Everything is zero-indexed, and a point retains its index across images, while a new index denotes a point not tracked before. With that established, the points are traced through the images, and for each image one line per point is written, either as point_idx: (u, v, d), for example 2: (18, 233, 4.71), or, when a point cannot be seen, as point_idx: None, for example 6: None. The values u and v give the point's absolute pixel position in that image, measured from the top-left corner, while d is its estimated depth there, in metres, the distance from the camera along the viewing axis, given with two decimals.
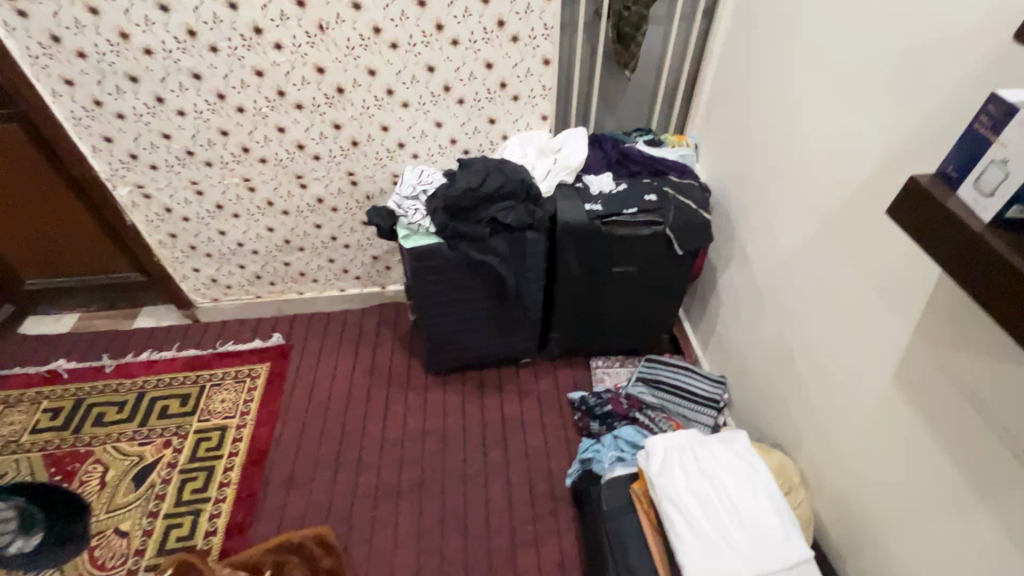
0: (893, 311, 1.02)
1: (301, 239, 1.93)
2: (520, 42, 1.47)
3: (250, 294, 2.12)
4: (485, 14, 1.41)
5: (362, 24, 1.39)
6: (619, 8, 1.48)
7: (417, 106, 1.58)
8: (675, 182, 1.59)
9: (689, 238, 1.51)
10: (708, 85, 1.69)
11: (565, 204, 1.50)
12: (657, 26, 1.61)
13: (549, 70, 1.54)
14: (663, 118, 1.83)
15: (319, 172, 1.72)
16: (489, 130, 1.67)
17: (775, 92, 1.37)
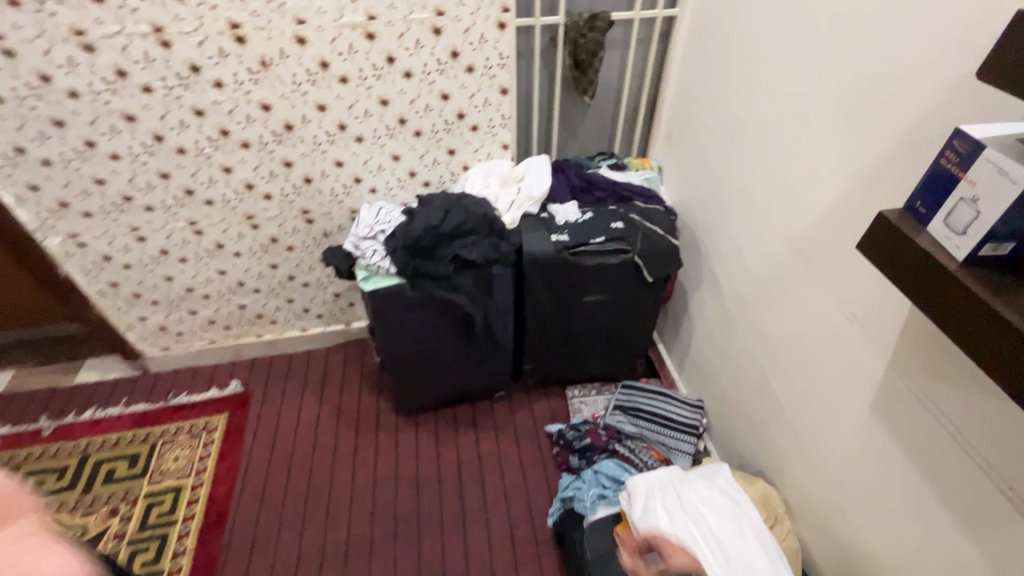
0: (865, 339, 1.00)
1: (256, 280, 1.83)
2: (476, 73, 1.43)
3: (203, 340, 2.00)
4: (437, 46, 1.36)
5: (308, 59, 1.32)
6: (575, 35, 1.45)
7: (372, 140, 1.52)
8: (640, 208, 1.57)
9: (659, 264, 1.48)
10: (668, 108, 1.68)
11: (530, 236, 1.45)
12: (615, 52, 1.60)
13: (508, 99, 1.50)
14: (625, 141, 1.82)
15: (272, 212, 1.64)
16: (449, 160, 1.62)
17: (734, 116, 1.36)
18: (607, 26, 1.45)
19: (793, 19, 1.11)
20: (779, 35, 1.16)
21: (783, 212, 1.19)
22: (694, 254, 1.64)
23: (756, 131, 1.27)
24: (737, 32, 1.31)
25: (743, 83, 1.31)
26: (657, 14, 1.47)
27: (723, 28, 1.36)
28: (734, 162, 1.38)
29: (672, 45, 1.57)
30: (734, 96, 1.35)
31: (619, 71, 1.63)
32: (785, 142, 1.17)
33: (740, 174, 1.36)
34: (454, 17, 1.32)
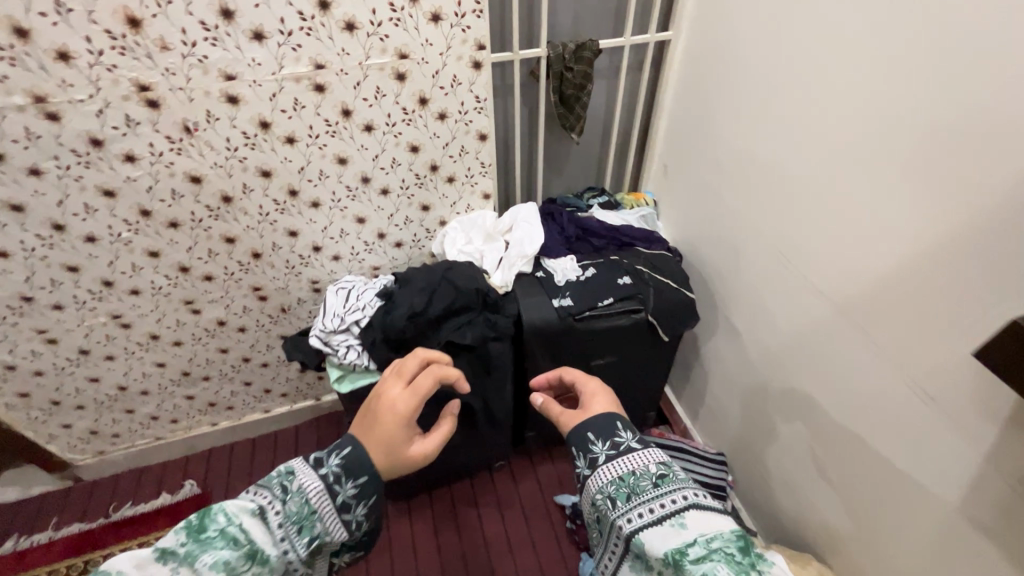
0: (951, 424, 0.86)
1: (204, 367, 1.55)
2: (450, 120, 1.22)
3: (147, 438, 1.70)
4: (402, 93, 1.13)
5: (243, 119, 1.07)
6: (560, 69, 1.26)
7: (331, 204, 1.28)
8: (646, 256, 1.39)
9: (674, 321, 1.32)
10: (663, 138, 1.51)
11: (529, 305, 1.26)
12: (601, 82, 1.42)
13: (487, 145, 1.29)
14: (616, 174, 1.65)
15: (215, 294, 1.37)
16: (423, 217, 1.40)
17: (751, 153, 1.20)
18: (594, 56, 1.26)
19: (824, 52, 0.96)
20: (806, 69, 1.01)
21: (826, 267, 1.04)
22: (705, 300, 1.49)
23: (782, 172, 1.12)
24: (750, 60, 1.15)
25: (759, 117, 1.16)
26: (651, 40, 1.29)
27: (729, 54, 1.20)
28: (753, 203, 1.23)
29: (666, 71, 1.40)
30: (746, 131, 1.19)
31: (606, 100, 1.46)
32: (825, 189, 1.01)
33: (761, 217, 1.20)
34: (420, 59, 1.10)
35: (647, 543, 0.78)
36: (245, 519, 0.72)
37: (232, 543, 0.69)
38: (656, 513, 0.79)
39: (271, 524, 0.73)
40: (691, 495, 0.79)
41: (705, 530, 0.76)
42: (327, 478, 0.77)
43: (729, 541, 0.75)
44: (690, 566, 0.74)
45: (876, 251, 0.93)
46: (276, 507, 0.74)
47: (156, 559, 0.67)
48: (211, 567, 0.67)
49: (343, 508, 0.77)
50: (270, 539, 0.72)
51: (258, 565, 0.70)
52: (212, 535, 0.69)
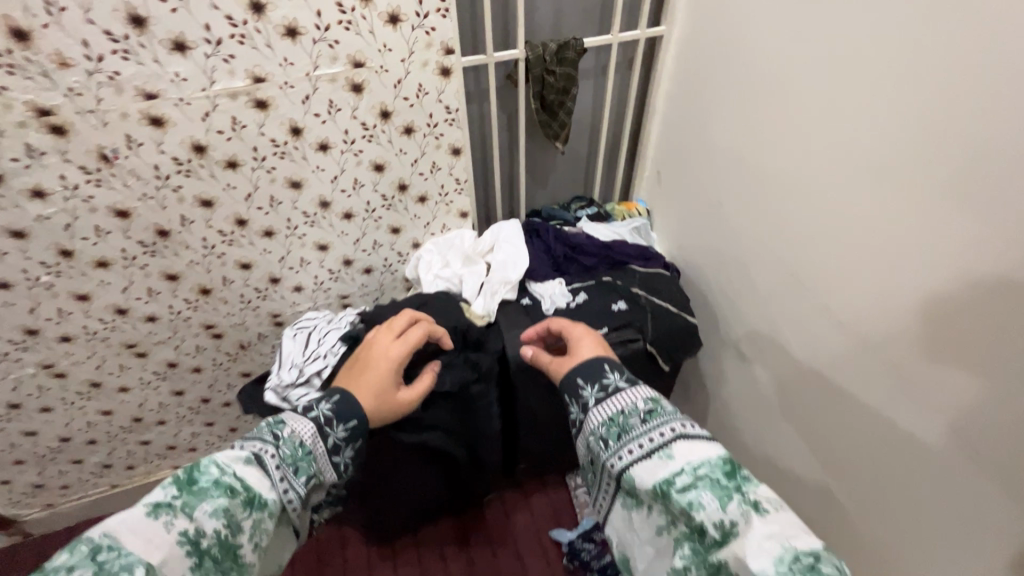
0: (997, 486, 0.75)
1: (158, 411, 1.40)
2: (417, 134, 1.07)
3: (101, 487, 1.55)
4: (360, 107, 0.98)
5: (172, 144, 0.92)
6: (541, 72, 1.11)
7: (287, 232, 1.13)
8: (641, 276, 1.27)
9: (675, 349, 1.20)
10: (656, 143, 1.38)
11: (514, 337, 1.13)
12: (586, 83, 1.28)
13: (462, 159, 1.15)
14: (606, 182, 1.51)
15: (162, 335, 1.22)
16: (393, 240, 1.25)
17: (753, 163, 1.07)
18: (578, 56, 1.11)
19: (843, 53, 0.83)
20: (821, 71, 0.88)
21: (844, 296, 0.92)
22: (705, 319, 1.37)
23: (789, 187, 0.99)
24: (750, 60, 1.02)
25: (764, 124, 1.02)
26: (641, 37, 1.15)
27: (729, 52, 1.06)
28: (757, 219, 1.10)
29: (657, 69, 1.26)
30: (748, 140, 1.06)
31: (592, 102, 1.32)
32: (841, 209, 0.88)
33: (766, 234, 1.08)
34: (378, 67, 0.94)
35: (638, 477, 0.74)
36: (241, 467, 0.70)
37: (230, 492, 0.67)
38: (643, 446, 0.75)
39: (268, 471, 0.72)
40: (678, 426, 0.74)
41: (691, 458, 0.71)
42: (319, 422, 0.80)
43: (717, 468, 0.70)
44: (678, 496, 0.69)
45: (902, 283, 0.81)
46: (270, 452, 0.73)
47: (147, 515, 0.62)
48: (211, 515, 0.64)
49: (334, 450, 0.81)
50: (267, 484, 0.71)
51: (259, 511, 0.69)
52: (207, 486, 0.66)
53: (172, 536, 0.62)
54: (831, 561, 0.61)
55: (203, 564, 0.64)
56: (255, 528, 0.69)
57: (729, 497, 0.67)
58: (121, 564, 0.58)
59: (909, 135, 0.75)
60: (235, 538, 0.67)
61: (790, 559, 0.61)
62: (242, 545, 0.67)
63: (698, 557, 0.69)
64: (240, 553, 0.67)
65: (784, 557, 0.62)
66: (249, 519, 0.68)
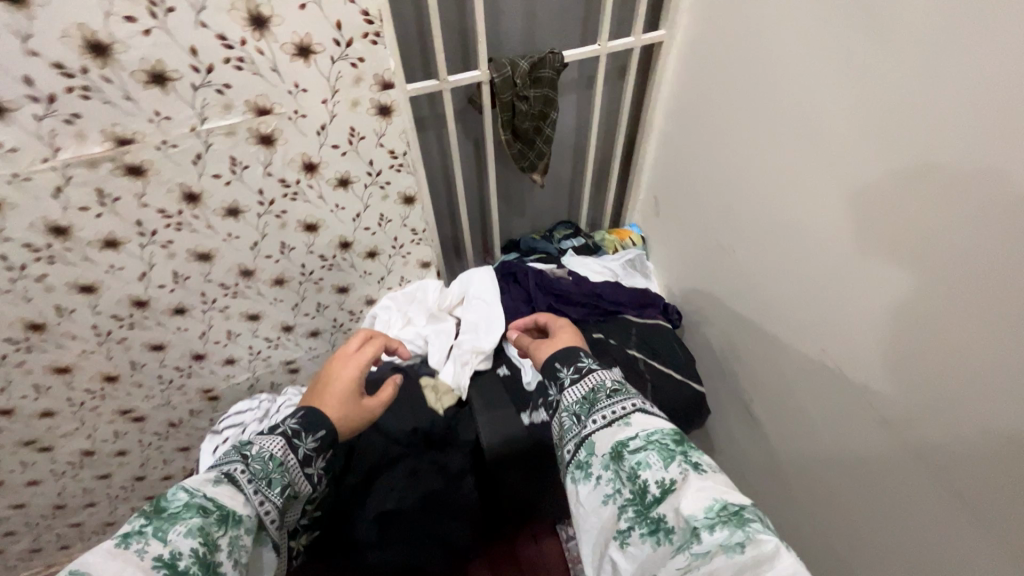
0: None
1: (84, 495, 1.21)
2: (356, 186, 0.84)
3: (33, 569, 1.36)
4: (275, 161, 0.75)
5: (19, 228, 0.68)
6: (511, 98, 0.87)
7: (204, 307, 0.92)
8: (638, 330, 1.08)
9: (679, 420, 1.02)
10: (651, 164, 1.16)
11: (489, 421, 0.95)
12: (567, 97, 1.04)
13: (417, 207, 0.93)
14: (593, 204, 1.30)
15: (67, 426, 1.01)
16: (341, 300, 1.04)
17: (766, 212, 0.85)
18: (557, 74, 0.88)
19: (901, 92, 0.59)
20: (860, 110, 0.64)
21: (888, 399, 0.70)
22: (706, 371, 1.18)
23: (813, 253, 0.77)
24: (770, 82, 0.77)
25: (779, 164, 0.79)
26: (635, 45, 0.91)
27: (742, 69, 0.83)
28: (764, 274, 0.88)
29: (651, 79, 1.02)
30: (765, 182, 0.84)
31: (574, 118, 1.09)
32: (883, 299, 0.67)
33: (780, 298, 0.86)
34: (292, 112, 0.71)
35: (596, 446, 0.65)
36: (211, 487, 0.60)
37: (204, 510, 0.57)
38: (603, 412, 0.66)
39: (241, 488, 0.61)
40: (639, 399, 0.66)
41: (648, 425, 0.63)
42: (287, 433, 0.67)
43: (668, 433, 0.62)
44: (628, 457, 0.61)
45: (974, 415, 0.59)
46: (240, 468, 0.63)
47: (115, 547, 0.52)
48: (185, 535, 0.54)
49: (305, 462, 0.68)
50: (242, 502, 0.61)
51: (236, 528, 0.59)
52: (177, 510, 0.56)
53: (146, 562, 0.52)
54: (758, 514, 0.54)
55: None
56: (233, 547, 0.58)
57: (674, 458, 0.59)
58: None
59: (992, 223, 0.52)
60: (214, 557, 0.56)
61: (718, 508, 0.54)
62: (221, 567, 0.56)
63: (639, 522, 0.59)
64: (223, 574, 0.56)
65: (713, 508, 0.54)
66: (227, 538, 0.58)
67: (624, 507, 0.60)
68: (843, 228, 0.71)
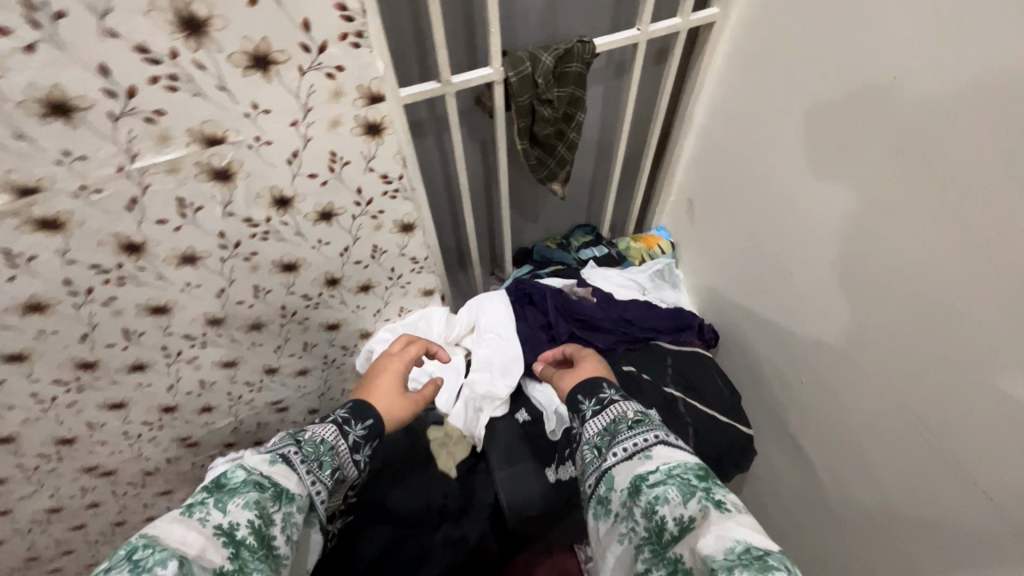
0: None
1: (58, 545, 1.09)
2: (342, 218, 0.68)
3: None
4: (237, 198, 0.59)
5: None
6: (530, 101, 0.70)
7: (168, 360, 0.77)
8: (674, 360, 0.94)
9: (724, 466, 0.89)
10: (685, 163, 1.00)
11: (510, 479, 0.83)
12: (592, 87, 0.87)
13: (417, 234, 0.77)
14: (615, 206, 1.14)
15: (23, 490, 0.88)
16: (331, 336, 0.89)
17: (839, 240, 0.69)
18: (586, 67, 0.71)
19: None
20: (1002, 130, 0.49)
21: (992, 480, 0.58)
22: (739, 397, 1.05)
23: (909, 298, 0.62)
24: (862, 82, 0.61)
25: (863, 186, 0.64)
26: (681, 27, 0.73)
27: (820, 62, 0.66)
28: (828, 311, 0.74)
29: (693, 66, 0.85)
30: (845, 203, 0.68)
31: (599, 113, 0.92)
32: (1011, 367, 0.53)
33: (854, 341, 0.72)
34: (251, 140, 0.54)
35: (616, 480, 0.62)
36: (266, 465, 0.56)
37: (260, 485, 0.53)
38: (623, 445, 0.63)
39: (295, 466, 0.58)
40: (663, 432, 0.62)
41: (668, 457, 0.60)
42: (337, 420, 0.65)
43: (690, 468, 0.58)
44: (646, 492, 0.59)
45: None
46: (293, 449, 0.59)
47: (179, 514, 0.49)
48: (242, 506, 0.51)
49: (354, 448, 0.64)
50: (297, 482, 0.57)
51: (289, 506, 0.55)
52: (235, 483, 0.52)
53: (208, 529, 0.48)
54: (786, 562, 0.48)
55: (241, 555, 0.49)
56: (288, 527, 0.54)
57: (692, 493, 0.56)
58: (152, 562, 0.44)
59: None
60: (268, 532, 0.52)
61: (739, 550, 0.49)
62: (273, 543, 0.52)
63: (657, 561, 0.57)
64: (277, 552, 0.52)
65: (734, 549, 0.50)
66: (283, 515, 0.53)
67: (642, 543, 0.59)
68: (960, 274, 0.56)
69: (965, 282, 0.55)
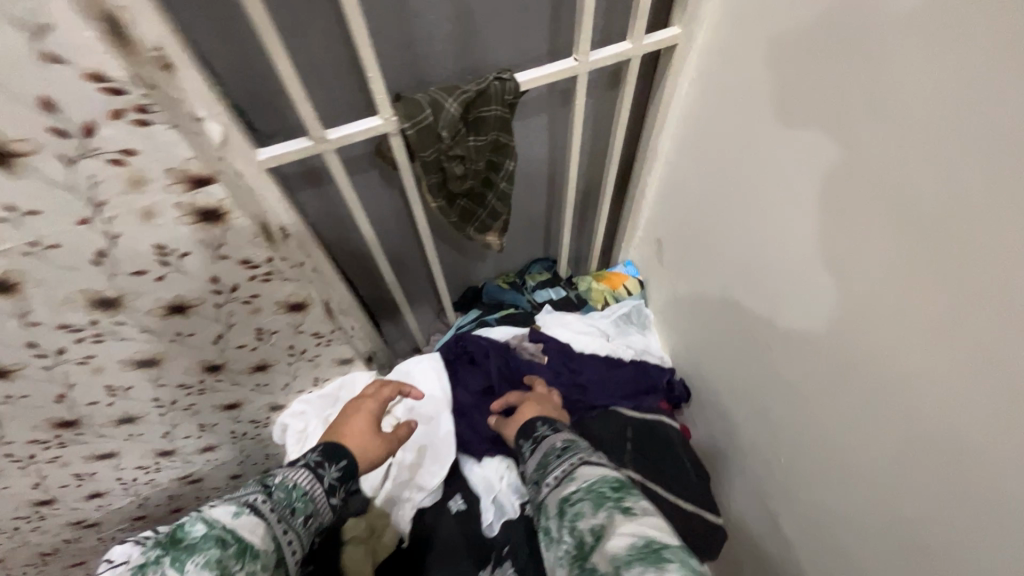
0: None
1: None
2: (201, 309, 0.54)
3: None
4: (35, 307, 0.45)
5: None
6: (438, 157, 0.55)
7: (19, 463, 0.64)
8: (636, 432, 0.81)
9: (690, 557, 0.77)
10: (652, 198, 0.85)
11: None
12: (533, 118, 0.71)
13: (312, 310, 0.63)
14: (576, 239, 0.99)
15: None
16: (232, 415, 0.76)
17: (825, 327, 0.56)
18: (509, 110, 0.56)
19: None
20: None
21: None
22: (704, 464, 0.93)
23: (909, 415, 0.49)
24: (855, 144, 0.46)
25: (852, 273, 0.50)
26: (631, 54, 0.58)
27: (799, 111, 0.51)
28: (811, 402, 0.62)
29: (654, 94, 0.69)
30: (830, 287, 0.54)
31: (546, 145, 0.77)
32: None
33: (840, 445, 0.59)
34: (25, 245, 0.40)
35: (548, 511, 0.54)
36: (230, 517, 0.49)
37: (223, 542, 0.46)
38: (551, 473, 0.56)
39: (263, 517, 0.51)
40: (583, 451, 0.57)
41: (590, 475, 0.53)
42: (310, 464, 0.58)
43: (606, 481, 0.52)
44: (566, 510, 0.52)
45: None
46: (261, 497, 0.52)
47: None
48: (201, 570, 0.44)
49: (330, 491, 0.58)
50: (264, 535, 0.50)
51: (254, 565, 0.47)
52: (194, 539, 0.46)
53: None
54: (686, 557, 0.43)
55: None
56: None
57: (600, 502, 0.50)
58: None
59: None
60: None
61: (641, 545, 0.44)
62: None
63: None
64: None
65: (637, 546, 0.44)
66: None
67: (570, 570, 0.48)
68: (974, 406, 0.43)
69: (981, 417, 0.42)
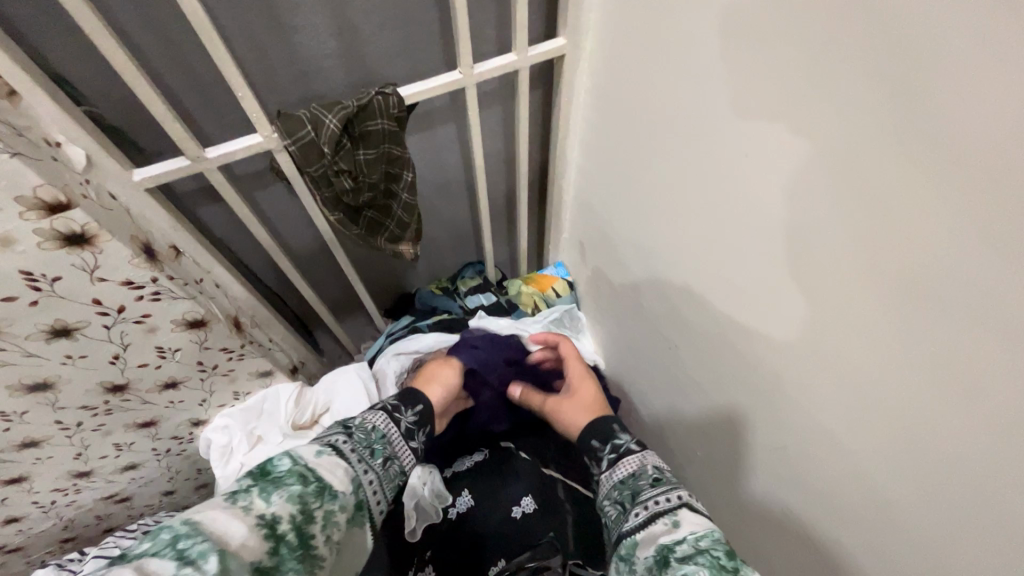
0: None
1: None
2: (87, 331, 0.53)
3: None
4: None
5: None
6: (329, 172, 0.55)
7: None
8: None
9: None
10: (572, 201, 0.87)
11: None
12: (440, 127, 0.72)
13: (216, 324, 0.63)
14: (506, 242, 1.01)
15: None
16: (149, 433, 0.75)
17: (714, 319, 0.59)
18: (396, 123, 0.57)
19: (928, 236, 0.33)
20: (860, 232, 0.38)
21: None
22: None
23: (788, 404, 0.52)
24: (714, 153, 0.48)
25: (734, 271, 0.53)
26: (518, 64, 0.60)
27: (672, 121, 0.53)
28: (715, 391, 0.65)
29: (554, 103, 0.72)
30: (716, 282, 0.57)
31: (460, 154, 0.78)
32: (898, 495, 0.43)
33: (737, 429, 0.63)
34: None
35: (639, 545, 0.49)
36: (312, 455, 0.48)
37: (304, 479, 0.45)
38: (645, 499, 0.51)
39: (344, 456, 0.50)
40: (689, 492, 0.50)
41: (697, 525, 0.47)
42: (387, 407, 0.59)
43: (718, 544, 0.44)
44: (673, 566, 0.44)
45: None
46: (343, 438, 0.52)
47: (222, 501, 0.42)
48: (283, 506, 0.43)
49: (410, 435, 0.59)
50: (344, 476, 0.49)
51: (333, 505, 0.46)
52: (280, 473, 0.45)
53: (246, 521, 0.40)
54: None
55: (278, 552, 0.41)
56: (328, 526, 0.45)
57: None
58: (195, 554, 0.36)
59: None
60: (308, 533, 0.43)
61: None
62: (314, 547, 0.43)
63: None
64: (317, 558, 0.43)
65: None
66: (325, 514, 0.45)
67: None
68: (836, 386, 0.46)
69: (845, 408, 0.46)
